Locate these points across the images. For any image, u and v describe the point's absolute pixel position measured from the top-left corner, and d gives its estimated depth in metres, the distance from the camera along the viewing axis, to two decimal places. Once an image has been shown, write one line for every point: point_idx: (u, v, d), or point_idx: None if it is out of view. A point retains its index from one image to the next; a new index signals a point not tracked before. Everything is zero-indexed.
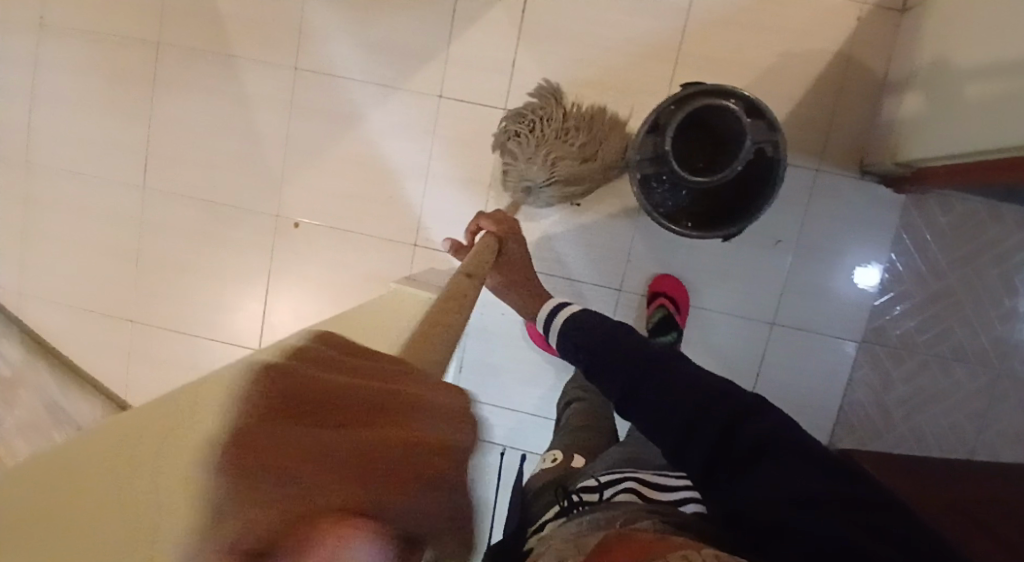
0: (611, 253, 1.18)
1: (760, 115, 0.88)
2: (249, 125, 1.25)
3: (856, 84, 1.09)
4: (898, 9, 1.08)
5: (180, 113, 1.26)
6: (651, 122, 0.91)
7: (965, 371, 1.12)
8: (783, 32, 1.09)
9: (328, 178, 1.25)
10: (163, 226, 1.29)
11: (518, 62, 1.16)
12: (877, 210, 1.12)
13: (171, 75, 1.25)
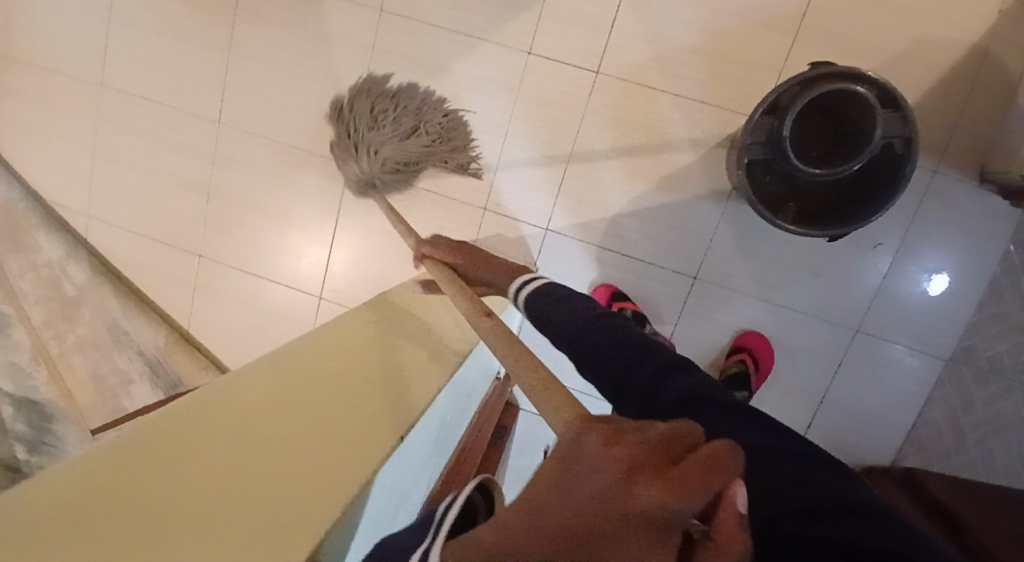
0: (694, 236, 1.12)
1: (895, 106, 0.81)
2: (327, 66, 1.21)
3: (989, 81, 1.00)
4: None
5: (259, 45, 1.22)
6: (770, 102, 0.85)
7: None
8: (915, 16, 1.00)
9: None
10: (233, 162, 1.27)
11: (618, 21, 1.09)
12: (990, 223, 1.03)
13: (254, 5, 1.20)
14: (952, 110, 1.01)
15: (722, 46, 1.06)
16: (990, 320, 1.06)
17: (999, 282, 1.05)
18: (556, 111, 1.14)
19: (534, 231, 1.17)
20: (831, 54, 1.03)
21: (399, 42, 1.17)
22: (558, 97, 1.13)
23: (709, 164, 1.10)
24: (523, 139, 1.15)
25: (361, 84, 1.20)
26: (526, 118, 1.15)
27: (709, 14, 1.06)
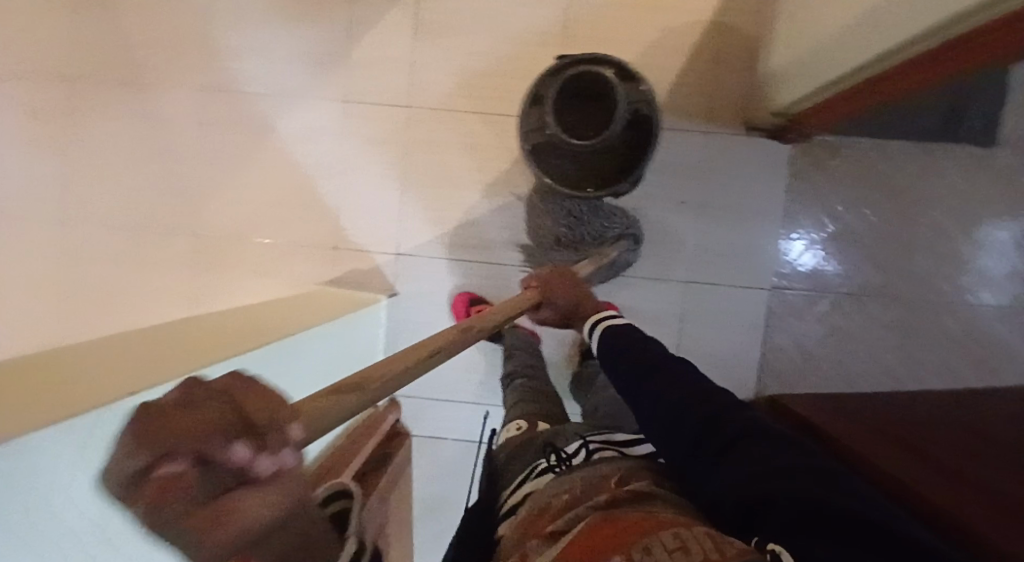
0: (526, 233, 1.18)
1: (631, 77, 1.02)
2: (155, 160, 1.17)
3: (730, 52, 1.12)
4: None
5: (85, 156, 1.18)
6: (537, 96, 1.08)
7: (876, 304, 1.14)
8: (659, 12, 1.12)
9: (239, 201, 1.17)
10: (71, 277, 1.18)
11: (417, 53, 1.08)
12: (771, 160, 1.14)
13: (77, 115, 1.17)
14: (706, 82, 1.14)
15: (515, 63, 1.13)
16: (800, 242, 1.15)
17: (795, 211, 1.15)
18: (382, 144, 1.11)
19: (385, 259, 1.17)
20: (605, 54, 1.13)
21: (227, 111, 1.16)
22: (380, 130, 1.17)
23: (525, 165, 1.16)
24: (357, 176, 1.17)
25: (194, 158, 1.17)
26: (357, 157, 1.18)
27: (498, 31, 1.12)
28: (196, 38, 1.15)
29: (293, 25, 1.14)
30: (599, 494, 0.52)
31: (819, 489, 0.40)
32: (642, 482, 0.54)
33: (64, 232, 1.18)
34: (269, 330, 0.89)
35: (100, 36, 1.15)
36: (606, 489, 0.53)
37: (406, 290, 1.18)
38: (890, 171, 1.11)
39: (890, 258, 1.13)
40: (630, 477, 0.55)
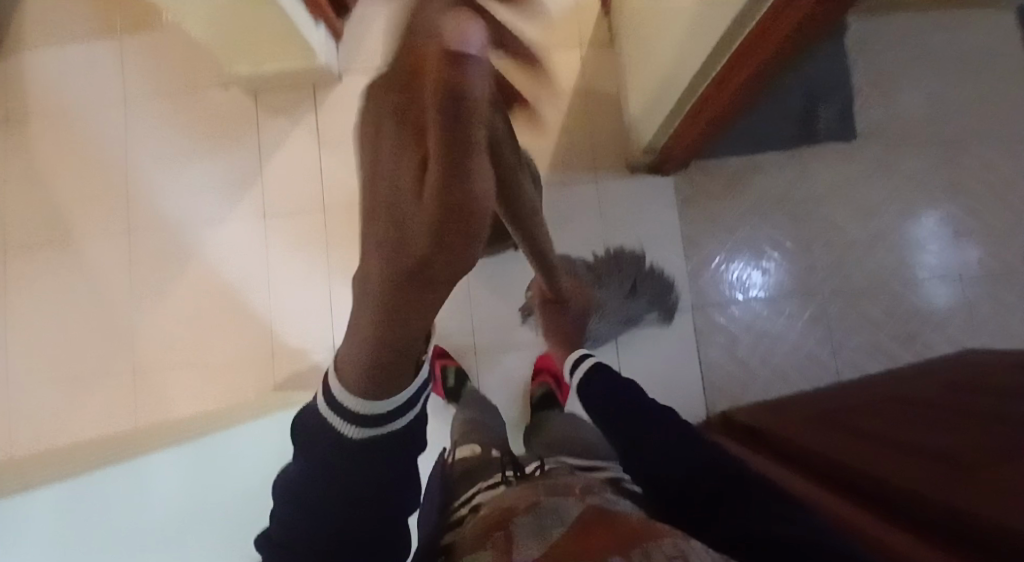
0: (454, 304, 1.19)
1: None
2: (92, 290, 1.23)
3: (599, 109, 1.22)
4: (608, 43, 1.23)
5: (30, 294, 1.23)
6: None
7: (794, 303, 1.16)
8: (530, 87, 1.22)
9: (174, 317, 1.21)
10: (23, 412, 1.20)
11: (325, 165, 1.22)
12: (659, 191, 1.19)
13: (17, 260, 1.24)
14: (584, 138, 1.21)
15: None
16: (707, 259, 1.18)
17: (695, 233, 1.18)
18: (306, 243, 1.21)
19: (323, 353, 1.19)
20: None
21: (152, 248, 1.23)
22: (303, 233, 1.21)
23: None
24: (289, 280, 1.21)
25: (127, 294, 1.22)
26: (284, 261, 1.21)
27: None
28: (123, 178, 1.25)
29: (209, 152, 1.24)
30: (570, 500, 0.52)
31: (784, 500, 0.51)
32: (606, 493, 0.56)
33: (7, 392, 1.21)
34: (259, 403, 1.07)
35: (31, 203, 1.26)
36: (573, 495, 0.54)
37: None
38: (770, 184, 1.18)
39: (795, 256, 1.17)
40: (591, 488, 0.58)
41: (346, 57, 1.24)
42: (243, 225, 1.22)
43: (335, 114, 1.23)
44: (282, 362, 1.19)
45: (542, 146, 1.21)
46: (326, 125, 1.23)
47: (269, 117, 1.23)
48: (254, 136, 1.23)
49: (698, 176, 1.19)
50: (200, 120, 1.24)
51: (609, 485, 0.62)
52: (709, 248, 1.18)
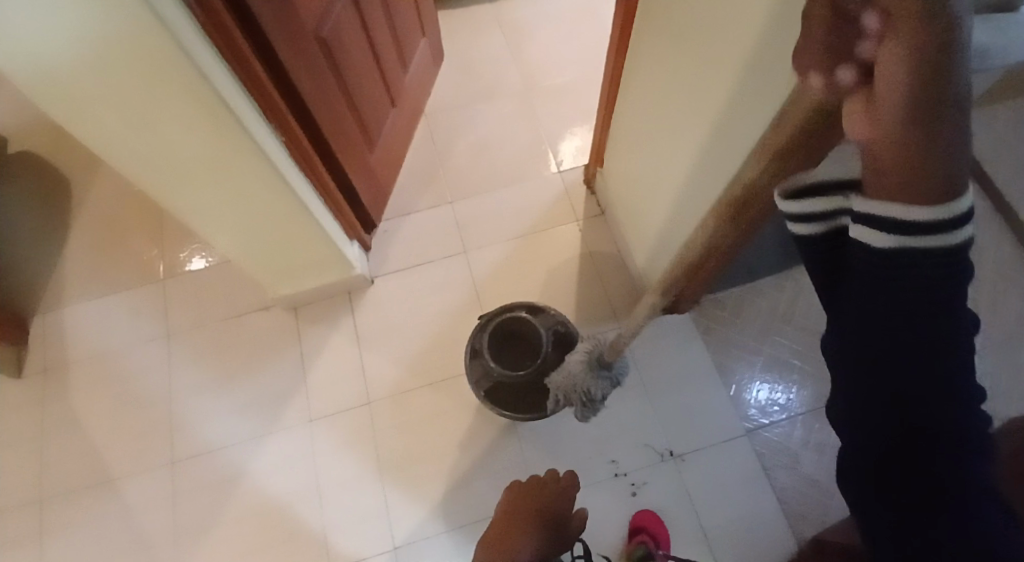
0: (512, 474, 1.17)
1: (541, 309, 1.12)
2: (135, 537, 1.17)
3: (607, 267, 1.35)
4: (601, 212, 1.42)
5: (66, 556, 1.17)
6: (470, 351, 1.09)
7: None
8: (541, 260, 1.37)
9: (226, 548, 1.15)
10: None
11: (365, 362, 1.28)
12: (681, 330, 1.29)
13: (52, 521, 1.19)
14: (600, 295, 1.33)
15: (447, 333, 1.30)
16: (743, 385, 1.23)
17: (722, 359, 1.26)
18: (354, 441, 1.22)
19: (383, 557, 1.13)
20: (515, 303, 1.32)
21: (197, 476, 1.21)
22: (350, 431, 1.23)
23: (483, 417, 1.22)
24: (340, 482, 1.19)
25: (171, 533, 1.17)
26: (333, 464, 1.20)
27: (422, 319, 1.32)
28: (168, 412, 1.27)
29: (252, 371, 1.29)
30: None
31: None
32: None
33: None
34: None
35: (70, 453, 1.24)
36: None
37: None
38: (777, 302, 1.28)
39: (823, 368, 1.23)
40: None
41: (374, 263, 1.38)
42: (290, 434, 1.23)
43: (369, 314, 1.33)
44: None
45: (565, 307, 1.32)
46: (364, 322, 1.32)
47: (309, 327, 1.32)
48: (295, 348, 1.30)
49: (711, 308, 1.30)
50: (244, 343, 1.32)
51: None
52: (736, 370, 1.25)
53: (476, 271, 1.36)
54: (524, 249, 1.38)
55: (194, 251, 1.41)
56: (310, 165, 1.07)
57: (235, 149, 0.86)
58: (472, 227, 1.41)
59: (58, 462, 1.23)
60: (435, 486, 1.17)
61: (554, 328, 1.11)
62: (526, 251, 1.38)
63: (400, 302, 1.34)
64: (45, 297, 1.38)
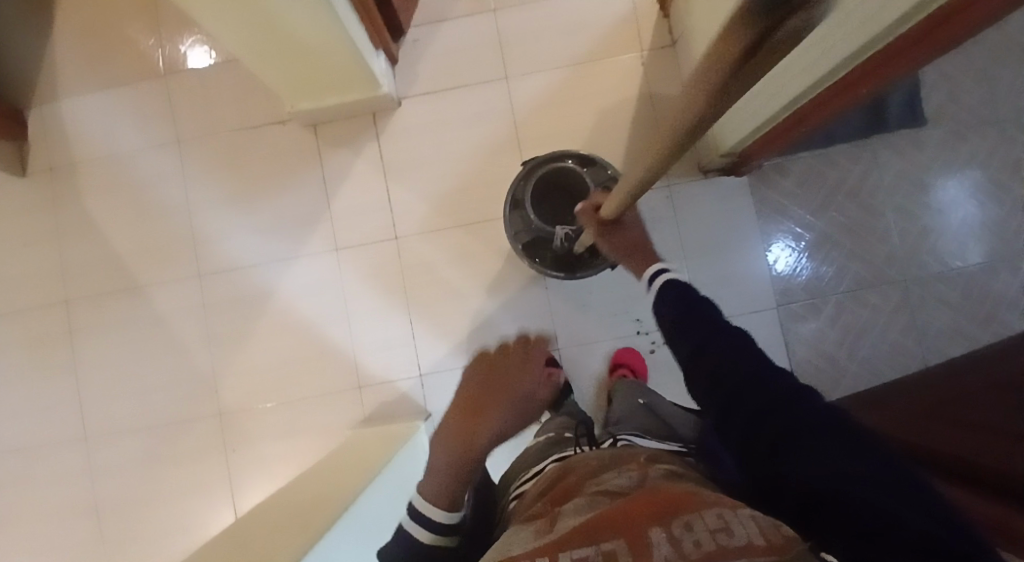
0: (537, 321, 1.18)
1: (594, 162, 1.00)
2: (170, 341, 1.22)
3: (666, 113, 1.21)
4: (669, 44, 1.21)
5: (107, 352, 1.23)
6: (511, 200, 1.03)
7: (878, 296, 1.17)
8: (592, 97, 1.21)
9: (257, 358, 1.21)
10: (111, 468, 1.22)
11: (392, 194, 1.21)
12: (734, 195, 1.20)
13: (87, 321, 1.23)
14: (653, 145, 1.20)
15: (481, 172, 1.21)
16: (786, 255, 1.19)
17: (769, 228, 1.19)
18: (381, 274, 1.20)
19: (409, 383, 1.19)
20: (558, 146, 1.20)
21: (224, 294, 1.22)
22: (376, 263, 1.21)
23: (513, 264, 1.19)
24: (367, 311, 1.20)
25: (205, 343, 1.22)
26: (360, 293, 1.21)
27: (454, 153, 1.21)
28: (189, 226, 1.23)
29: (272, 191, 1.22)
30: (630, 473, 0.52)
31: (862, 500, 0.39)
32: (670, 464, 0.56)
33: (98, 450, 1.22)
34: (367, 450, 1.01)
35: (94, 258, 1.23)
36: (635, 465, 0.55)
37: (438, 408, 1.18)
38: (843, 174, 1.18)
39: (873, 251, 1.17)
40: (658, 459, 0.57)
41: (403, 81, 1.22)
42: (315, 260, 1.21)
43: (398, 141, 1.21)
44: (369, 396, 1.19)
45: (611, 155, 1.20)
46: (391, 149, 1.21)
47: (331, 150, 1.22)
48: (317, 170, 1.22)
49: (771, 173, 1.19)
50: (261, 160, 1.22)
51: (682, 459, 0.62)
52: (778, 240, 1.19)
53: (517, 103, 1.21)
54: (575, 81, 1.21)
55: (196, 44, 1.22)
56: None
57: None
58: (517, 47, 1.22)
59: (84, 265, 1.24)
60: (461, 324, 1.19)
61: (604, 184, 1.00)
62: (577, 84, 1.21)
63: (432, 131, 1.21)
64: (35, 85, 1.24)
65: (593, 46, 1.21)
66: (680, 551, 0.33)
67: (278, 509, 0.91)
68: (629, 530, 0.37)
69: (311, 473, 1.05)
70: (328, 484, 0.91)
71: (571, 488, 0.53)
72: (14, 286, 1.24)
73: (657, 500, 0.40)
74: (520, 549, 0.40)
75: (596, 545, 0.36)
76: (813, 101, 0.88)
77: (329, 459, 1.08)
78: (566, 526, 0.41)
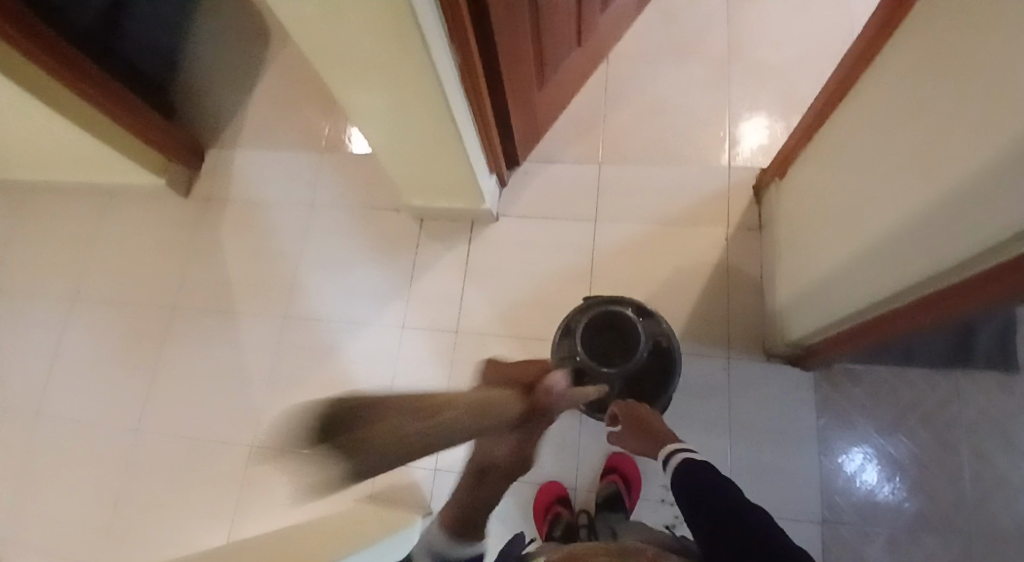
0: (563, 451, 1.18)
1: (651, 315, 1.08)
2: (236, 364, 1.36)
3: (739, 288, 1.24)
4: (757, 227, 1.28)
5: (185, 358, 1.39)
6: (564, 328, 1.09)
7: (940, 542, 1.04)
8: (670, 256, 1.28)
9: (301, 403, 1.30)
10: (144, 463, 1.32)
11: (466, 293, 1.32)
12: (794, 387, 1.17)
13: (181, 327, 1.41)
14: (720, 315, 1.23)
15: (550, 295, 1.29)
16: (839, 463, 1.11)
17: (826, 431, 1.14)
18: (433, 361, 1.28)
19: (424, 472, 1.21)
20: (627, 291, 1.27)
21: (296, 337, 1.35)
22: (432, 350, 1.29)
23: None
24: (409, 390, 1.27)
25: (264, 376, 1.34)
26: (409, 373, 1.28)
27: (532, 272, 1.31)
28: (292, 273, 1.41)
29: (368, 263, 1.38)
30: None
31: None
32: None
33: (142, 442, 1.34)
34: (358, 531, 1.00)
35: (209, 276, 1.44)
36: (648, 556, 0.50)
37: (443, 506, 1.19)
38: (918, 399, 1.12)
39: (942, 490, 1.07)
40: (668, 556, 0.53)
41: (506, 201, 1.37)
42: (381, 331, 1.32)
43: (485, 250, 1.34)
44: (384, 472, 1.22)
45: (676, 313, 1.24)
46: (478, 254, 1.34)
47: (427, 242, 1.37)
48: (410, 256, 1.37)
49: (838, 375, 1.16)
50: (368, 235, 1.40)
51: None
52: (838, 447, 1.12)
53: (600, 244, 1.31)
54: (658, 238, 1.29)
55: (352, 132, 1.47)
56: (481, 110, 1.08)
57: (423, 81, 0.89)
58: (613, 196, 1.34)
59: (201, 281, 1.44)
60: None
61: (656, 338, 1.08)
62: (659, 241, 1.29)
63: (517, 248, 1.33)
64: (223, 134, 1.54)
65: (682, 212, 1.30)
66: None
67: (257, 550, 0.91)
68: None
69: (305, 529, 1.05)
70: (308, 548, 0.90)
71: None
72: (142, 283, 1.47)
73: None
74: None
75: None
76: (875, 317, 0.88)
77: (322, 523, 1.07)
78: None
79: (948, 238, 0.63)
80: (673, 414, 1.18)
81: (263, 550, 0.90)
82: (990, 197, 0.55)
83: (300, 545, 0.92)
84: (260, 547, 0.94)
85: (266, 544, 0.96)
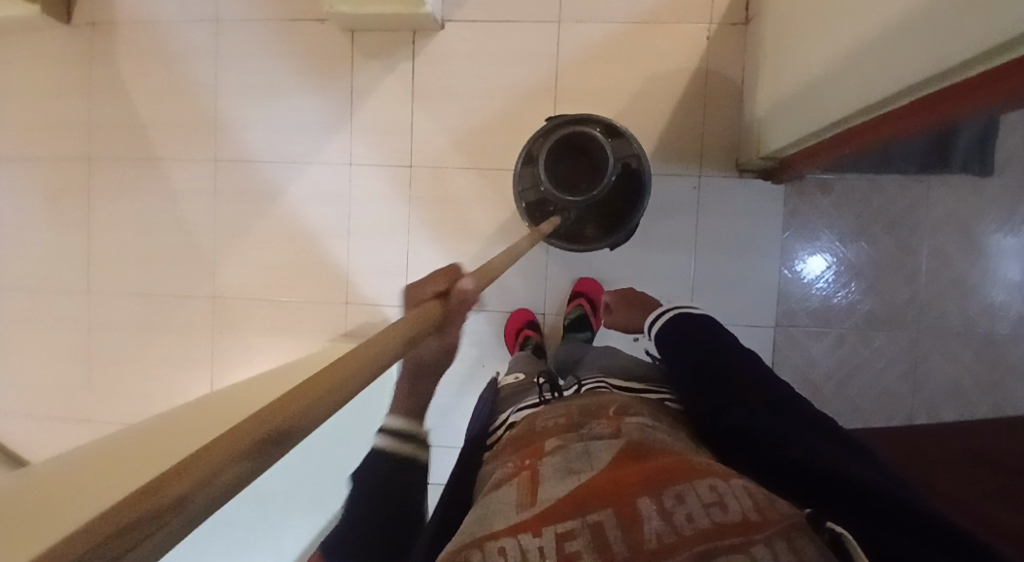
0: (530, 281, 1.18)
1: (620, 134, 0.97)
2: (177, 217, 1.25)
3: (716, 97, 1.12)
4: (742, 22, 1.11)
5: (118, 214, 1.27)
6: (525, 154, 0.99)
7: (883, 338, 1.11)
8: (642, 62, 1.13)
9: (257, 251, 1.23)
10: (106, 324, 1.29)
11: (415, 121, 1.18)
12: (763, 203, 1.13)
13: (104, 180, 1.27)
14: (694, 129, 1.13)
15: (509, 118, 1.16)
16: (797, 273, 1.13)
17: (789, 244, 1.13)
18: (388, 199, 1.19)
19: (394, 311, 1.21)
20: (593, 107, 1.14)
21: (235, 183, 1.23)
22: (386, 188, 1.19)
23: (519, 221, 1.16)
24: (367, 231, 1.20)
25: (212, 229, 1.25)
26: (365, 213, 1.20)
27: (488, 92, 1.16)
28: (214, 109, 1.22)
29: (299, 91, 1.20)
30: (601, 429, 0.46)
31: (890, 521, 0.36)
32: (642, 417, 0.50)
33: (98, 303, 1.29)
34: None
35: (119, 120, 1.25)
36: (605, 419, 0.49)
37: None
38: (887, 207, 1.09)
39: (894, 293, 1.11)
40: (629, 410, 0.51)
41: (451, 4, 1.15)
42: (328, 171, 1.20)
43: (430, 68, 1.16)
44: (355, 313, 1.22)
45: (647, 130, 1.13)
46: (423, 72, 1.16)
47: (364, 61, 1.18)
48: (347, 80, 1.18)
49: (811, 188, 1.12)
50: (294, 57, 1.19)
51: (652, 407, 0.55)
52: (800, 257, 1.13)
53: (563, 52, 1.14)
54: (628, 41, 1.12)
55: None
56: None
57: None
58: None
59: (110, 125, 1.25)
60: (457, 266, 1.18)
61: (624, 160, 0.97)
62: (629, 45, 1.12)
63: (468, 63, 1.16)
64: None
65: (656, 8, 1.11)
66: (673, 526, 0.32)
67: (236, 392, 0.90)
68: (618, 499, 0.35)
69: (285, 370, 1.05)
70: (279, 393, 0.88)
71: (552, 438, 0.47)
72: (45, 130, 1.28)
73: (641, 466, 0.38)
74: (498, 522, 0.35)
75: (583, 516, 0.34)
76: (860, 125, 0.79)
77: (296, 365, 1.07)
78: (551, 495, 0.37)
79: (924, 54, 0.56)
80: (642, 237, 1.16)
81: (237, 395, 0.88)
82: (975, 7, 0.47)
83: (276, 387, 0.91)
84: (240, 388, 0.93)
85: (244, 387, 0.94)
